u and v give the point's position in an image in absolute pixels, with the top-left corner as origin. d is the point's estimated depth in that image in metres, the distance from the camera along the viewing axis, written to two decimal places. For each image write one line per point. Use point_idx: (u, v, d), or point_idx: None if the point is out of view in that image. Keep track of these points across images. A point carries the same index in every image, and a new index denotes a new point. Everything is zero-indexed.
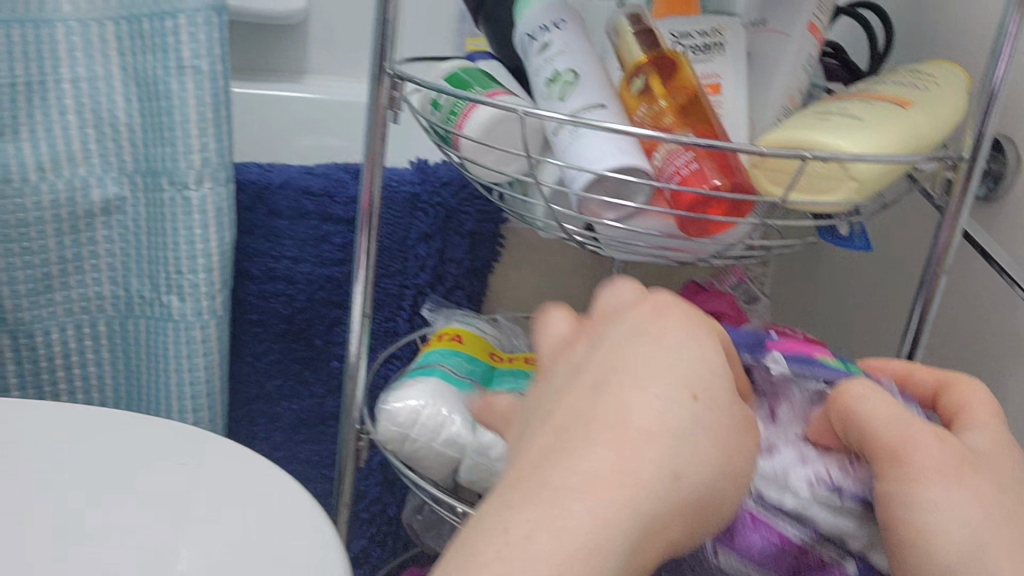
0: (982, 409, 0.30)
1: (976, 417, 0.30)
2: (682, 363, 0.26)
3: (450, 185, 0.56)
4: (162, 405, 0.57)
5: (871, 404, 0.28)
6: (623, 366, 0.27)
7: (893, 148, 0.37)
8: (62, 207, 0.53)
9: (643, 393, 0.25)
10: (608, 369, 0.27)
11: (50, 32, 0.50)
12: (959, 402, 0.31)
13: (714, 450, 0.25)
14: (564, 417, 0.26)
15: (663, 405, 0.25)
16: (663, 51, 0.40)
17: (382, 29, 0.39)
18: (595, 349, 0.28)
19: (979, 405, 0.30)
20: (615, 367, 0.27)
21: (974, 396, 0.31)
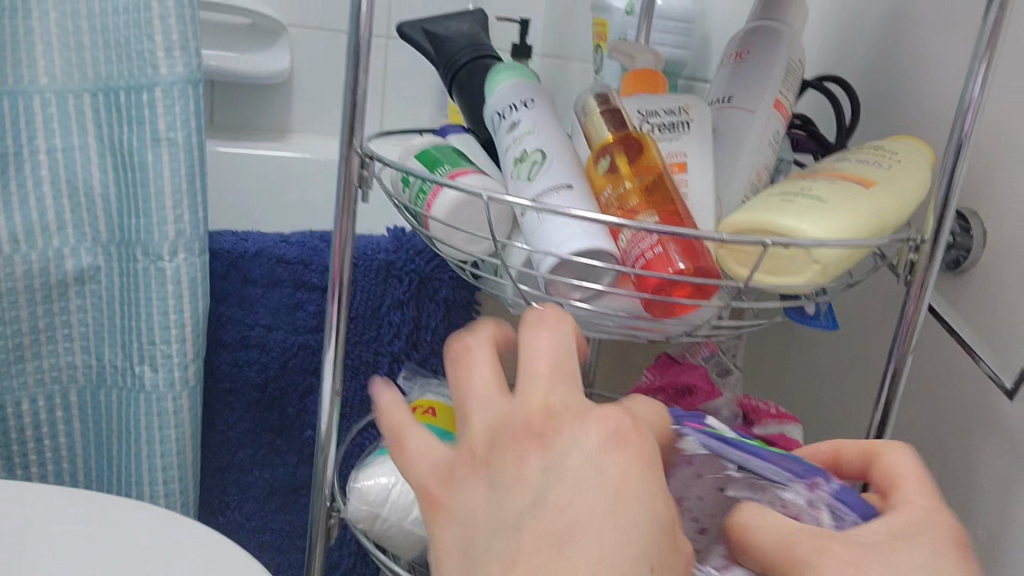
0: (908, 478, 0.30)
1: (902, 489, 0.30)
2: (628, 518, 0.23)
3: (424, 253, 0.57)
4: (131, 477, 0.56)
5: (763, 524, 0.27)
6: (572, 523, 0.23)
7: (857, 230, 0.37)
8: (36, 278, 0.52)
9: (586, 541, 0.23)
10: (564, 514, 0.23)
11: (27, 104, 0.50)
12: (888, 471, 0.31)
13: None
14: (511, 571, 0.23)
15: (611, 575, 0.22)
16: (629, 132, 0.40)
17: (352, 106, 0.40)
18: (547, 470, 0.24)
19: (906, 475, 0.30)
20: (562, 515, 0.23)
21: (900, 462, 0.31)
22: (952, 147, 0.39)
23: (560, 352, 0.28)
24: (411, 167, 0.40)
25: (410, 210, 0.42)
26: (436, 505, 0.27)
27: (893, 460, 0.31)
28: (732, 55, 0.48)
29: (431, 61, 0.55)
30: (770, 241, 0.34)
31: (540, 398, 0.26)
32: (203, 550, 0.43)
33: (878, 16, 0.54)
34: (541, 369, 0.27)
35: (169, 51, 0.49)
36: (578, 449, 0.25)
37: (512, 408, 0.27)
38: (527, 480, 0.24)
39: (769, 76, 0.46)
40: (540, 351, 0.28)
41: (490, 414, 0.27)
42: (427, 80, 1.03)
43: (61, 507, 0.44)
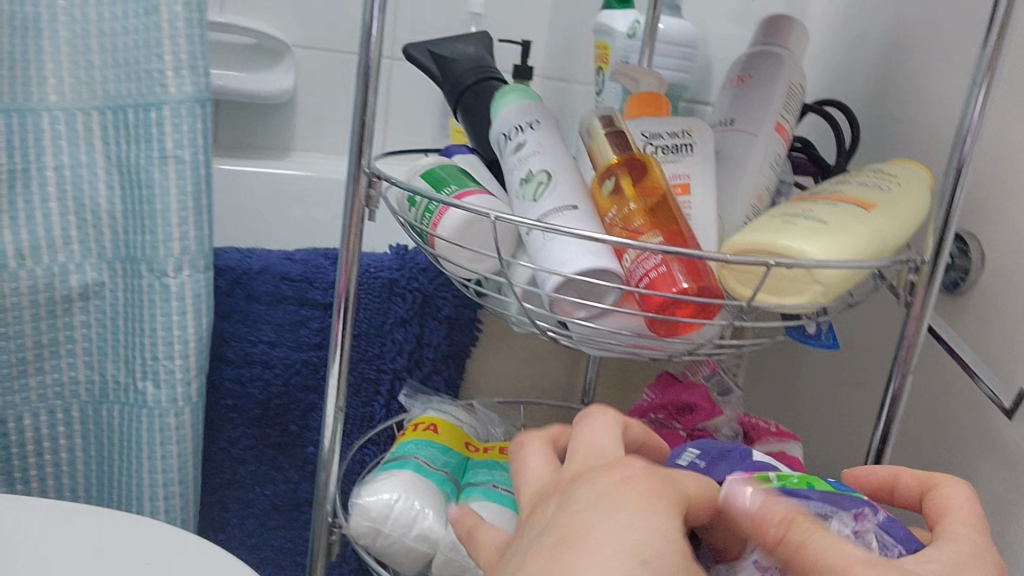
0: (960, 511, 0.29)
1: (951, 524, 0.29)
2: (630, 523, 0.24)
3: (428, 271, 0.57)
4: (132, 492, 0.56)
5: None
6: (582, 532, 0.24)
7: (857, 252, 0.38)
8: (41, 293, 0.53)
9: (594, 541, 0.24)
10: (577, 527, 0.25)
11: (36, 121, 0.51)
12: (939, 501, 0.30)
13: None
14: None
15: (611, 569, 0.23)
16: (633, 153, 0.41)
17: (361, 125, 0.41)
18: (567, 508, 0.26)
19: (958, 511, 0.29)
20: (574, 529, 0.25)
21: (955, 499, 0.30)
22: (951, 170, 0.39)
23: (602, 439, 0.30)
24: (417, 187, 0.40)
25: (416, 228, 0.42)
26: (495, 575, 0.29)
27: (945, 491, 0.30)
28: (735, 79, 0.49)
29: (436, 80, 0.56)
30: (773, 262, 0.35)
31: (575, 472, 0.29)
32: (206, 565, 0.43)
33: (877, 42, 0.55)
34: (586, 450, 0.30)
35: (177, 70, 0.50)
36: (596, 485, 0.27)
37: (553, 482, 0.29)
38: (549, 519, 0.27)
39: (771, 100, 0.46)
40: (583, 440, 0.31)
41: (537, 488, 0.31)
42: (430, 100, 1.04)
43: (62, 518, 0.45)
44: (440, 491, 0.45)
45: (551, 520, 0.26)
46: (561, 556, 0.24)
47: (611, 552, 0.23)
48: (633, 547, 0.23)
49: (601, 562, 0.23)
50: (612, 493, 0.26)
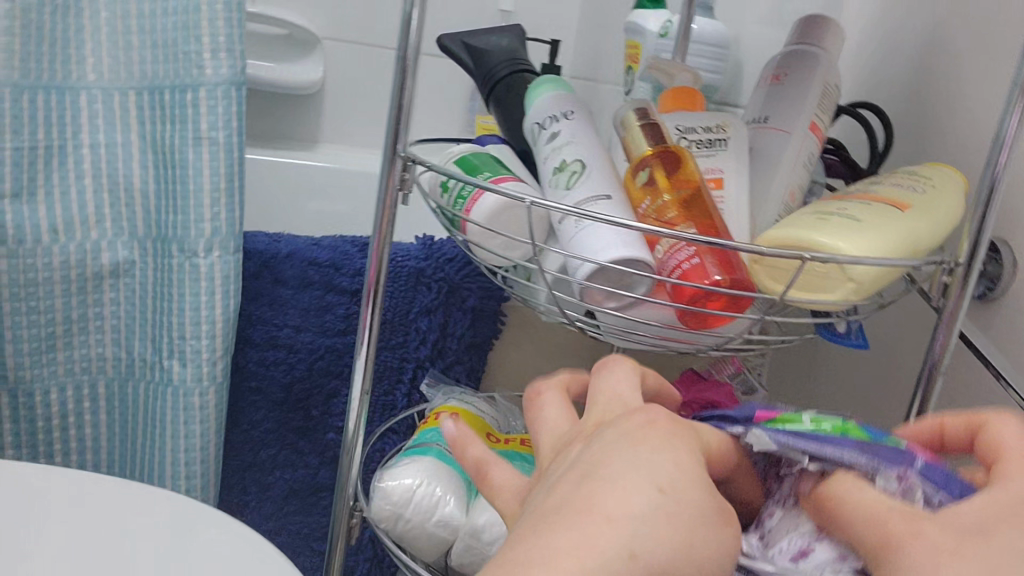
0: (1014, 447, 0.27)
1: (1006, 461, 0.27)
2: (648, 459, 0.23)
3: (454, 261, 0.57)
4: (155, 469, 0.56)
5: (833, 492, 0.26)
6: (606, 463, 0.24)
7: (890, 250, 0.37)
8: (72, 269, 0.53)
9: (615, 484, 0.22)
10: (595, 460, 0.24)
11: (74, 99, 0.51)
12: (995, 445, 0.28)
13: (676, 534, 0.21)
14: (547, 505, 0.23)
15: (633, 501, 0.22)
16: (667, 146, 0.41)
17: (397, 110, 0.41)
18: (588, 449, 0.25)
19: (1011, 444, 0.27)
20: (600, 460, 0.24)
21: (1006, 431, 0.28)
22: (985, 188, 0.39)
23: (620, 387, 0.30)
24: (453, 171, 0.40)
25: (448, 214, 0.42)
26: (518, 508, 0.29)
27: (1000, 437, 0.28)
28: (770, 78, 0.49)
29: (468, 71, 0.56)
30: (809, 256, 0.34)
31: (599, 416, 0.29)
32: (227, 540, 0.43)
33: (913, 48, 0.55)
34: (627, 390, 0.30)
35: (215, 53, 0.50)
36: (619, 432, 0.25)
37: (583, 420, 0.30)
38: (572, 457, 0.26)
39: (806, 98, 0.46)
40: (615, 378, 0.31)
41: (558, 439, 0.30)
42: (457, 98, 1.04)
43: (85, 491, 0.45)
44: (462, 478, 0.45)
45: (576, 458, 0.25)
46: (591, 480, 0.23)
47: (634, 478, 0.23)
48: (657, 477, 0.22)
49: (621, 491, 0.22)
50: (631, 428, 0.25)
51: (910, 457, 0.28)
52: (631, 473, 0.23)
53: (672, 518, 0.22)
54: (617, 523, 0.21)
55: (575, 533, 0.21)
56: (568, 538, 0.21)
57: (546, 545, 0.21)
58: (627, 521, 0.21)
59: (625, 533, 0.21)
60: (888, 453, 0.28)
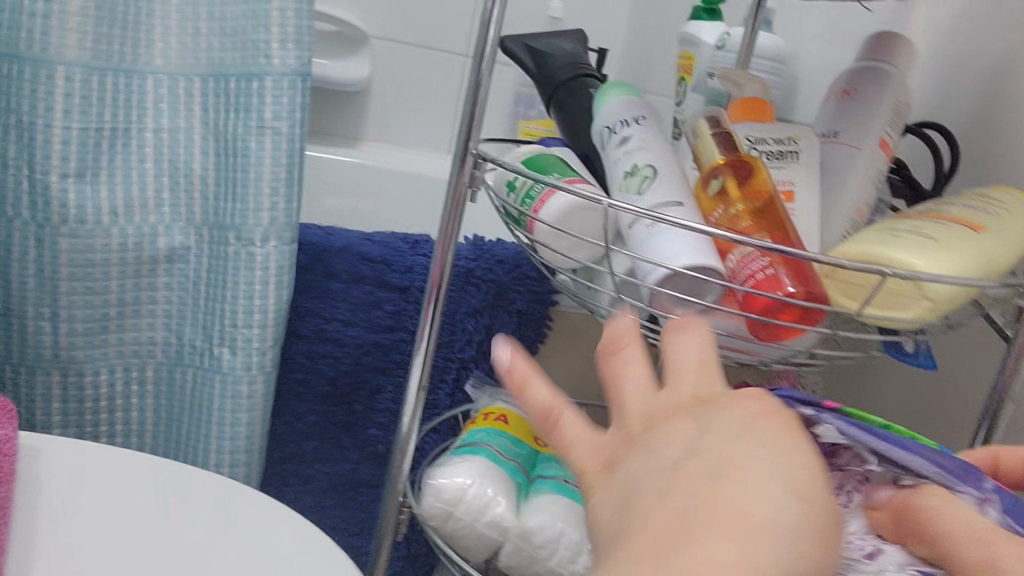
0: None
1: None
2: (779, 464, 0.22)
3: (504, 263, 0.58)
4: (198, 456, 0.57)
5: (949, 514, 0.27)
6: (730, 462, 0.22)
7: (966, 271, 0.37)
8: (130, 252, 0.54)
9: (754, 488, 0.21)
10: (717, 455, 0.23)
11: (140, 83, 0.52)
12: None
13: (817, 546, 0.20)
14: (674, 504, 0.22)
15: (771, 503, 0.21)
16: (740, 155, 0.40)
17: (473, 106, 0.40)
18: (700, 440, 0.24)
19: None
20: (729, 459, 0.22)
21: None
22: None
23: (702, 348, 0.27)
24: (524, 170, 0.40)
25: (513, 212, 0.42)
26: (597, 482, 0.26)
27: None
28: (840, 92, 0.48)
29: (529, 73, 0.55)
30: (889, 272, 0.34)
31: (688, 387, 0.26)
32: (276, 527, 0.43)
33: (982, 70, 0.54)
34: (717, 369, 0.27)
35: (283, 43, 0.50)
36: (729, 420, 0.24)
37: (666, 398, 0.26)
38: (682, 442, 0.24)
39: (877, 114, 0.46)
40: (690, 357, 0.27)
41: (643, 403, 0.27)
42: (502, 102, 1.05)
43: (136, 472, 0.45)
44: (512, 481, 0.44)
45: (687, 443, 0.24)
46: (717, 483, 0.22)
47: (774, 484, 0.21)
48: (792, 477, 0.22)
49: (764, 496, 0.21)
50: (753, 420, 0.24)
51: (984, 477, 0.31)
52: (768, 478, 0.22)
53: (813, 530, 0.21)
54: (757, 536, 0.20)
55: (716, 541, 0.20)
56: (705, 547, 0.20)
57: (689, 556, 0.20)
58: (775, 530, 0.20)
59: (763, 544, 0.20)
60: (963, 466, 0.32)
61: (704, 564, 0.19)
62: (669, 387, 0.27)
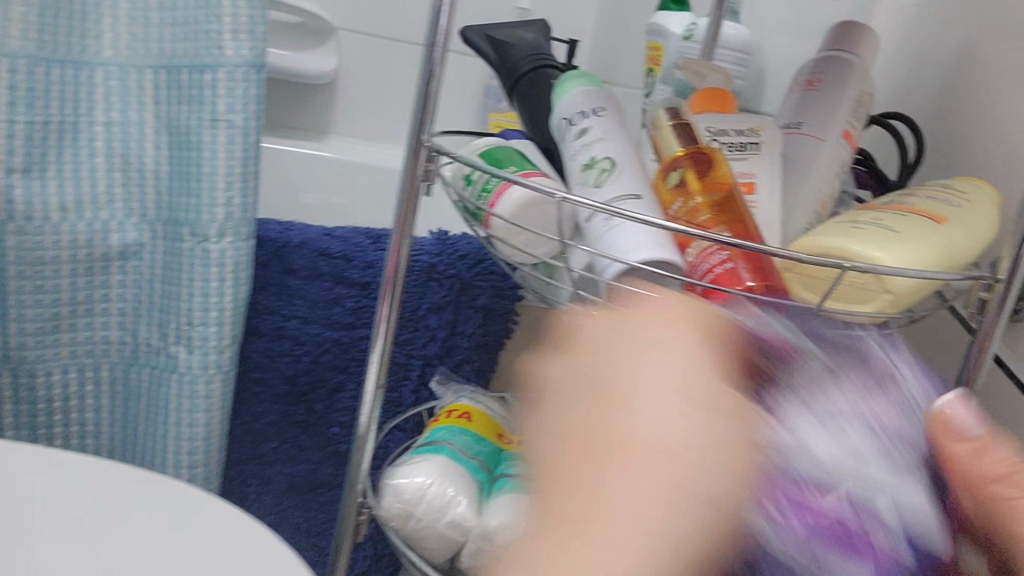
0: None
1: None
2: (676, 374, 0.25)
3: (466, 258, 0.57)
4: (155, 457, 0.55)
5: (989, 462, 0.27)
6: (622, 392, 0.25)
7: (926, 264, 0.36)
8: (80, 248, 0.52)
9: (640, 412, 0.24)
10: (620, 382, 0.26)
11: (89, 74, 0.50)
12: None
13: (734, 459, 0.24)
14: (580, 440, 0.25)
15: (675, 427, 0.24)
16: (700, 147, 0.39)
17: (425, 99, 0.39)
18: (595, 380, 0.26)
19: None
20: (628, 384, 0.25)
21: None
22: None
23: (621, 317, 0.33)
24: (479, 163, 0.39)
25: (470, 206, 0.41)
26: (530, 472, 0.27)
27: None
28: (803, 83, 0.48)
29: (491, 65, 0.54)
30: (847, 266, 0.33)
31: (586, 336, 0.28)
32: (231, 531, 0.42)
33: (945, 61, 0.54)
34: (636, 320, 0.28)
35: (236, 33, 0.49)
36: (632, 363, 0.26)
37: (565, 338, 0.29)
38: (579, 384, 0.27)
39: (840, 105, 0.45)
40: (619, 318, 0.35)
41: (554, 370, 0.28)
42: (470, 93, 1.03)
43: (88, 477, 0.43)
44: (473, 479, 0.44)
45: (585, 378, 0.27)
46: (614, 405, 0.25)
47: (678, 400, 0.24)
48: (713, 395, 0.24)
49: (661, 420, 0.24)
50: (660, 332, 0.26)
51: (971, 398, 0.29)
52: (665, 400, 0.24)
53: (729, 457, 0.23)
54: (667, 452, 0.23)
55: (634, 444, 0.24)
56: (617, 480, 0.24)
57: (616, 469, 0.24)
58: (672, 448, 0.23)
59: (671, 462, 0.23)
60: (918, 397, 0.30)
61: (644, 493, 0.23)
62: (580, 351, 0.28)
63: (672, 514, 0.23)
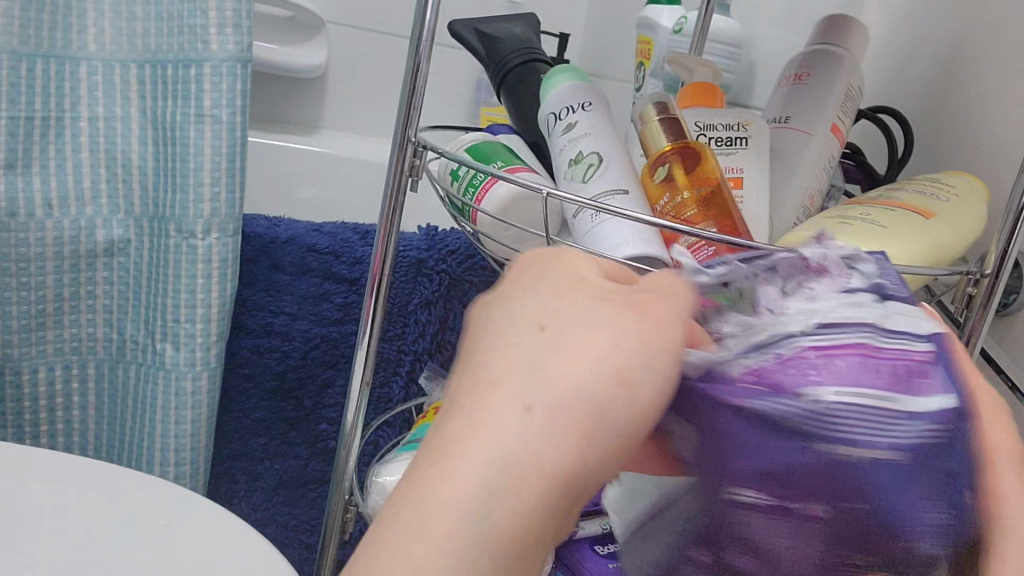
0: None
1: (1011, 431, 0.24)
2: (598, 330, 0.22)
3: (456, 254, 0.56)
4: (143, 455, 0.55)
5: None
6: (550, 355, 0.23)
7: (912, 259, 0.36)
8: (65, 245, 0.51)
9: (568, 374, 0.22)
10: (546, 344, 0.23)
11: (73, 69, 0.50)
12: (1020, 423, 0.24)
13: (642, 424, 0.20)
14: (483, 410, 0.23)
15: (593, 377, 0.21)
16: (688, 141, 0.39)
17: (411, 94, 0.39)
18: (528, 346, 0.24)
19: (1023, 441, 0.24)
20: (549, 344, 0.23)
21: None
22: (1013, 205, 0.37)
23: None
24: (465, 158, 0.39)
25: (456, 202, 0.41)
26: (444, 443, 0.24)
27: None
28: (792, 76, 0.48)
29: (479, 59, 0.54)
30: None
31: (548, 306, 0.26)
32: (217, 530, 0.42)
33: (934, 55, 0.54)
34: (553, 277, 0.22)
35: (221, 27, 0.48)
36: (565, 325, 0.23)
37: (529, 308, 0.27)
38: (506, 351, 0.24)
39: (829, 99, 0.45)
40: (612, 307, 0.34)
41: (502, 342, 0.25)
42: (461, 87, 1.03)
43: (73, 477, 0.43)
44: None
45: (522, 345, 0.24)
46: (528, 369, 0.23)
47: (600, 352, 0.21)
48: (612, 369, 0.19)
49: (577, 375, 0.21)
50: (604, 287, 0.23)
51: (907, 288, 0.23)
52: (498, 399, 0.19)
53: (576, 472, 0.18)
54: (473, 475, 0.18)
55: (440, 466, 0.19)
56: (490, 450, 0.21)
57: (412, 498, 0.19)
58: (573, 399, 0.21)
59: (466, 484, 0.18)
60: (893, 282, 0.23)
61: (425, 524, 0.18)
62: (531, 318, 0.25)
63: (428, 565, 0.18)
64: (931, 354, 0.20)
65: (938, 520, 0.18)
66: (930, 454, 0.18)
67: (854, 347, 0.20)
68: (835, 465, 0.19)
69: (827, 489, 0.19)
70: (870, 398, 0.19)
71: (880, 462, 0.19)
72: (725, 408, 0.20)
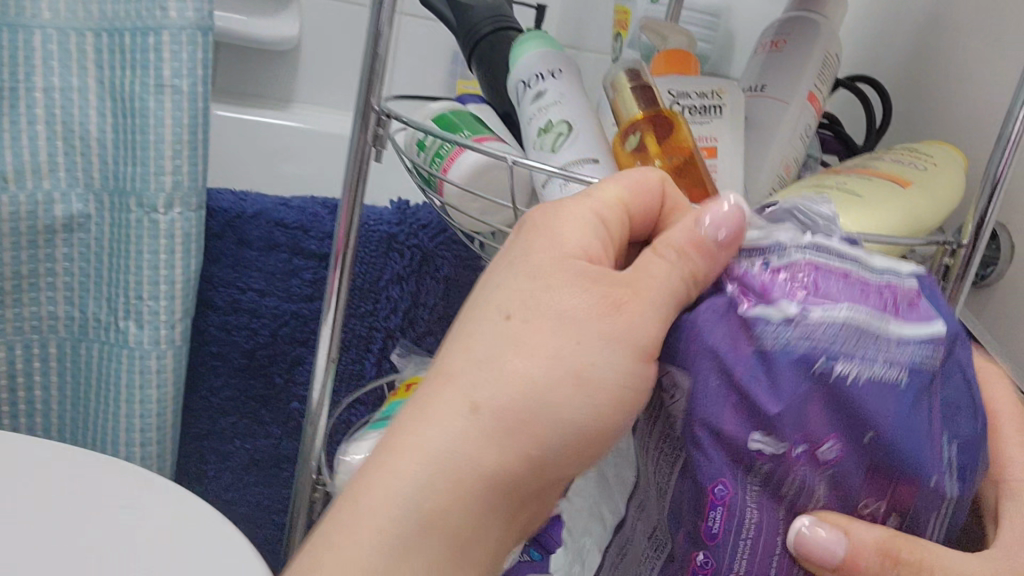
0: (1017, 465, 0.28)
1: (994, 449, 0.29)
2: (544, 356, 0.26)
3: (428, 228, 0.55)
4: (108, 435, 0.54)
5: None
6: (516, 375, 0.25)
7: (886, 228, 0.36)
8: (23, 220, 0.50)
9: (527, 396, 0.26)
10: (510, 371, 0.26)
11: (26, 38, 0.48)
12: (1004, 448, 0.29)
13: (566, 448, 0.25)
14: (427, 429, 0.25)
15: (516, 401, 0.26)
16: (660, 109, 0.38)
17: (372, 60, 0.37)
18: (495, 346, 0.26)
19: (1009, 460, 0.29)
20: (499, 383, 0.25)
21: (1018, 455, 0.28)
22: (991, 173, 0.36)
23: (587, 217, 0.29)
24: (430, 127, 0.38)
25: (422, 172, 0.40)
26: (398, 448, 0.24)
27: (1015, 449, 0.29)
28: (769, 44, 0.46)
29: (450, 27, 0.53)
30: None
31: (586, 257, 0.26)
32: (180, 511, 0.41)
33: (914, 22, 0.53)
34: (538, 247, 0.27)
35: None
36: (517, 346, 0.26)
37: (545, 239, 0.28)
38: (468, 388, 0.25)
39: (805, 66, 0.44)
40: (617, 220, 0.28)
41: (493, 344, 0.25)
42: (438, 58, 1.01)
43: (29, 458, 0.42)
44: None
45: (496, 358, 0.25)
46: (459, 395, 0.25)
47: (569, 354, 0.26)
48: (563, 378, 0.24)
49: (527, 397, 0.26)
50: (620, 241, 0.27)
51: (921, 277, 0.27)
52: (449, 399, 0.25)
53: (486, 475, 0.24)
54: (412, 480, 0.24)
55: (385, 474, 0.25)
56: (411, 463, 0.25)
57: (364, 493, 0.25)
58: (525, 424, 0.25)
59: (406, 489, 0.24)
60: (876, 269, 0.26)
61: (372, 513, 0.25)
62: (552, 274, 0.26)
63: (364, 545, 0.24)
64: (915, 289, 0.26)
65: (934, 444, 0.24)
66: (923, 374, 0.24)
67: (842, 274, 0.25)
68: (849, 387, 0.23)
69: (842, 416, 0.24)
70: (860, 320, 0.24)
71: (863, 374, 0.23)
72: (734, 345, 0.24)
